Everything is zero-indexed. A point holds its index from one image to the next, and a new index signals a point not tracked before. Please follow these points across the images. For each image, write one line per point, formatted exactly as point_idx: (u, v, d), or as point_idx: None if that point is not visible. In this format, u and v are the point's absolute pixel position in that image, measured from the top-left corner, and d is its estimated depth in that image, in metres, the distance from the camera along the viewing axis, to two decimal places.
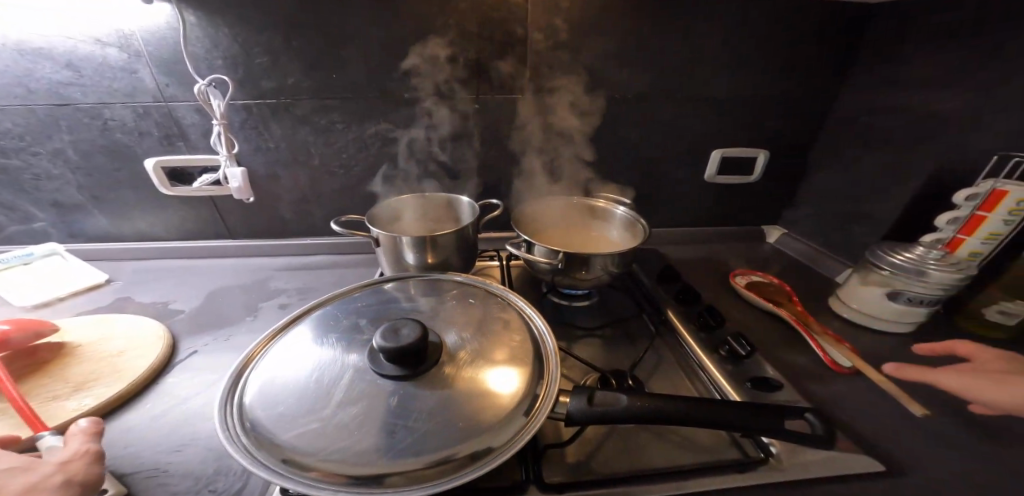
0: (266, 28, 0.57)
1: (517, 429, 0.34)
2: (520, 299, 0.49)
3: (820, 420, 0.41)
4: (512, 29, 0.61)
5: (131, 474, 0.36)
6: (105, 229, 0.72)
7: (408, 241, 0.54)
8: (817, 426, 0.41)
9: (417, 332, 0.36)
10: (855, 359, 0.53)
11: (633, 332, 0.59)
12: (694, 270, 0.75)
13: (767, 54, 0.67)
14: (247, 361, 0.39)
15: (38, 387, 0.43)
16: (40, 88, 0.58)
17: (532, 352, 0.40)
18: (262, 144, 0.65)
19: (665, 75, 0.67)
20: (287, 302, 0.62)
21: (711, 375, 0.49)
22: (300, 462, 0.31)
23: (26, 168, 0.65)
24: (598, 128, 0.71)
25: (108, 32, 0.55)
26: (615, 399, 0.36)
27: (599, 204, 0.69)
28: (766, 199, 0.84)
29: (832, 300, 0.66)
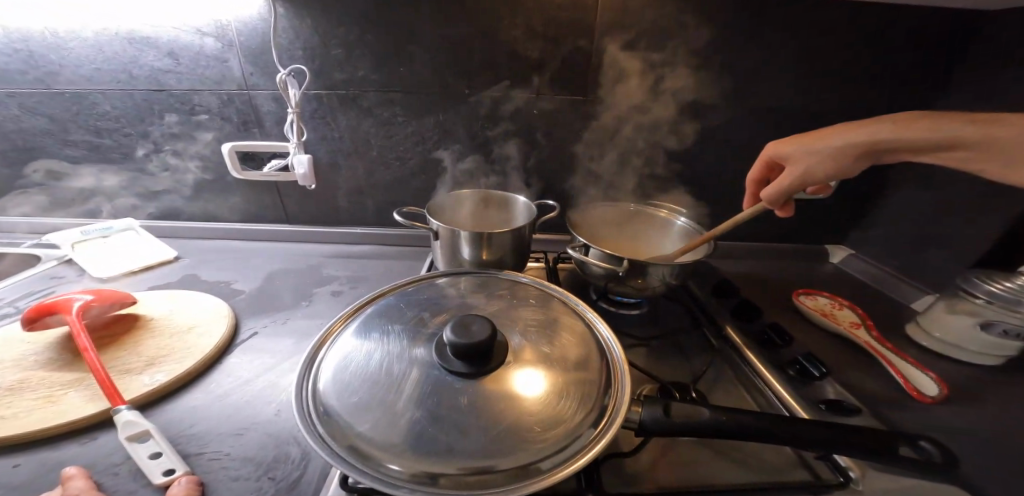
0: (347, 22, 0.58)
1: (587, 440, 0.33)
2: (579, 303, 0.48)
3: (938, 449, 0.37)
4: (585, 29, 0.60)
5: (195, 456, 0.37)
6: (178, 209, 0.76)
7: (466, 235, 0.54)
8: (933, 455, 0.37)
9: (487, 329, 0.35)
10: (942, 388, 0.50)
11: (688, 344, 0.57)
12: (752, 286, 0.71)
13: (854, 62, 0.63)
14: (323, 339, 0.41)
15: (115, 359, 0.45)
16: (141, 74, 0.63)
17: (597, 360, 0.39)
18: (328, 134, 0.67)
19: (738, 81, 0.64)
20: (339, 290, 0.63)
21: (777, 393, 0.46)
22: (370, 455, 0.30)
23: (117, 147, 0.70)
24: (662, 133, 0.68)
25: (207, 23, 0.58)
26: (693, 411, 0.35)
27: (660, 213, 0.69)
28: (833, 217, 0.79)
29: (910, 326, 0.62)
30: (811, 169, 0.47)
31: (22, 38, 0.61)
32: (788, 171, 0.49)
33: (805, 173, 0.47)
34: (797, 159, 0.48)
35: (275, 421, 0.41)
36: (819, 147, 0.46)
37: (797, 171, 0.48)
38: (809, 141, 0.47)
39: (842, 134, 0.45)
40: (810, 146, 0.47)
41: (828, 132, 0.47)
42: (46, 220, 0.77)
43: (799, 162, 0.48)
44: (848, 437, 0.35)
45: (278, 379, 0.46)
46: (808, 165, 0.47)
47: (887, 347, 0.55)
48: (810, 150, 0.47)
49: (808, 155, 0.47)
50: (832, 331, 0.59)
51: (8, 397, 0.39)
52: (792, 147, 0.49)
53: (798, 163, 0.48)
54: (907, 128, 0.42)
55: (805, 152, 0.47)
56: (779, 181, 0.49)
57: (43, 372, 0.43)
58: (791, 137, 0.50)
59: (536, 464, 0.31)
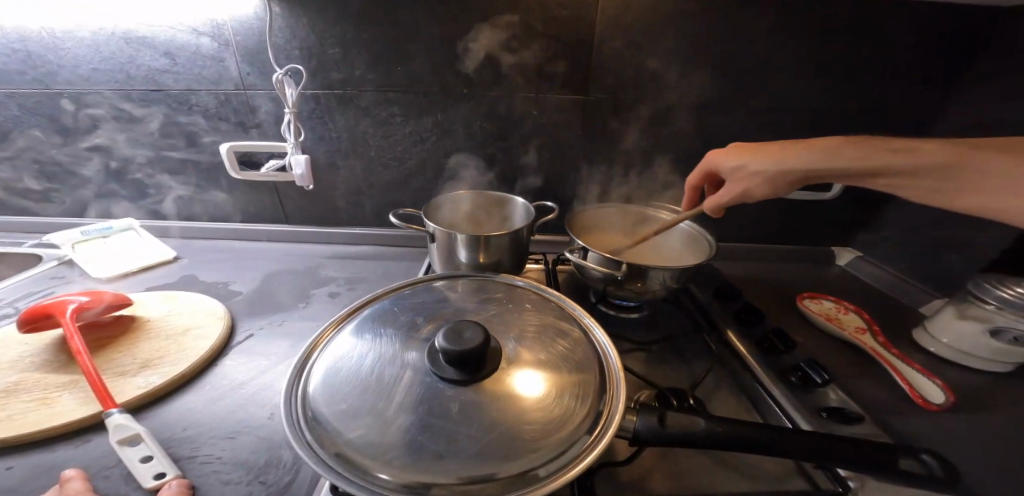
0: (343, 21, 0.58)
1: (583, 446, 0.32)
2: (577, 307, 0.47)
3: (941, 463, 0.35)
4: (584, 27, 0.59)
5: (187, 459, 0.37)
6: (178, 208, 0.76)
7: (462, 238, 0.54)
8: (935, 469, 0.35)
9: (479, 336, 0.35)
10: (949, 396, 0.48)
11: (687, 349, 0.56)
12: (755, 289, 0.70)
13: (863, 60, 0.61)
14: (315, 344, 0.40)
15: (110, 361, 0.45)
16: (138, 74, 0.63)
17: (593, 366, 0.39)
18: (326, 134, 0.67)
19: (742, 81, 0.63)
20: (336, 291, 0.62)
21: (777, 400, 0.46)
22: (359, 463, 0.30)
23: (117, 147, 0.70)
24: (663, 134, 0.67)
25: (204, 22, 0.58)
26: (688, 421, 0.35)
27: (662, 215, 0.68)
28: (840, 219, 0.77)
29: (916, 331, 0.61)
30: (746, 188, 0.48)
31: (20, 38, 0.61)
32: (726, 188, 0.50)
33: (742, 193, 0.48)
34: (733, 178, 0.49)
35: (268, 425, 0.40)
36: (751, 170, 0.47)
37: (734, 189, 0.49)
38: (745, 160, 0.48)
39: (772, 158, 0.45)
40: (745, 166, 0.48)
41: (762, 150, 0.47)
42: (49, 220, 0.78)
43: (734, 182, 0.49)
44: (847, 450, 0.34)
45: (273, 381, 0.46)
46: (745, 185, 0.48)
47: (893, 353, 0.54)
48: (743, 170, 0.48)
49: (743, 177, 0.48)
50: (836, 337, 0.58)
51: (4, 398, 0.40)
52: (732, 163, 0.49)
53: (736, 181, 0.49)
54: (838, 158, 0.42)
55: (741, 173, 0.48)
56: (719, 195, 0.50)
57: (39, 374, 0.43)
58: (733, 146, 0.50)
59: (531, 472, 0.31)
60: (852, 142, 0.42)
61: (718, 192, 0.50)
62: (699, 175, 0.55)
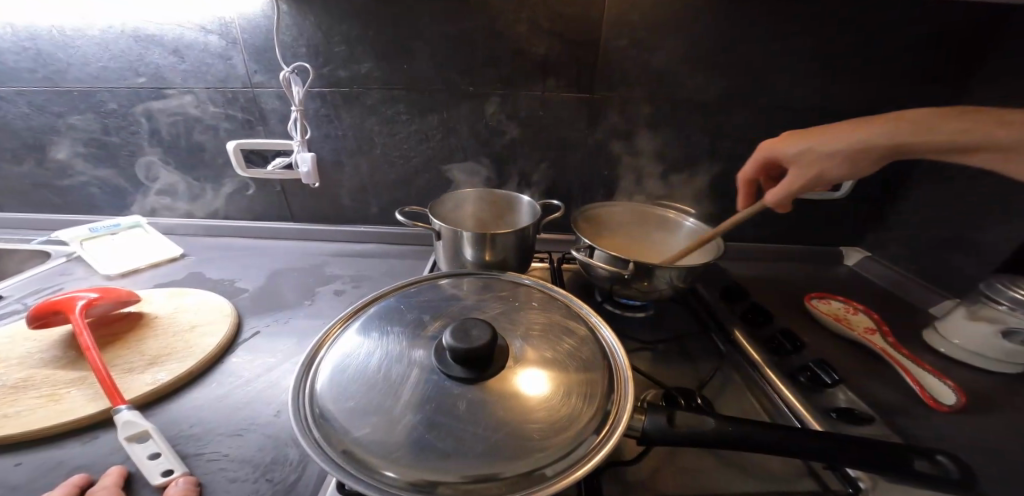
0: (349, 19, 0.58)
1: (590, 446, 0.32)
2: (583, 306, 0.47)
3: (955, 464, 0.35)
4: (591, 25, 0.58)
5: (194, 456, 0.37)
6: (184, 205, 0.77)
7: (468, 236, 0.54)
8: (951, 470, 0.34)
9: (487, 335, 0.34)
10: (961, 397, 0.48)
11: (694, 349, 0.55)
12: (762, 289, 0.70)
13: (874, 57, 0.60)
14: (322, 341, 0.40)
15: (117, 357, 0.45)
16: (146, 72, 0.63)
17: (601, 365, 0.38)
18: (332, 132, 0.67)
19: (750, 79, 0.62)
20: (341, 289, 0.63)
21: (786, 401, 0.45)
22: (366, 462, 0.30)
23: (124, 145, 0.70)
24: (669, 132, 0.67)
25: (211, 20, 0.58)
26: (698, 421, 0.35)
27: (668, 214, 0.68)
28: (848, 219, 0.76)
29: (926, 332, 0.60)
30: (821, 171, 0.45)
31: (29, 36, 0.61)
32: (794, 174, 0.47)
33: (816, 176, 0.46)
34: (801, 162, 0.46)
35: (274, 423, 0.40)
36: (827, 150, 0.44)
37: (809, 171, 0.46)
38: (816, 142, 0.45)
39: (851, 133, 0.43)
40: (817, 147, 0.45)
41: (834, 129, 0.45)
42: (58, 217, 0.79)
43: (803, 166, 0.46)
44: (856, 450, 0.34)
45: (279, 379, 0.46)
46: (817, 168, 0.45)
47: (903, 354, 0.53)
48: (815, 152, 0.45)
49: (816, 159, 0.45)
50: (845, 337, 0.57)
51: (13, 395, 0.40)
52: (800, 147, 0.46)
53: (806, 165, 0.46)
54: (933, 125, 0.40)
55: (811, 155, 0.46)
56: (783, 182, 0.47)
57: (47, 370, 0.43)
58: (792, 133, 0.48)
59: (540, 471, 0.30)
60: (953, 117, 0.39)
61: (785, 179, 0.47)
62: (755, 164, 0.52)
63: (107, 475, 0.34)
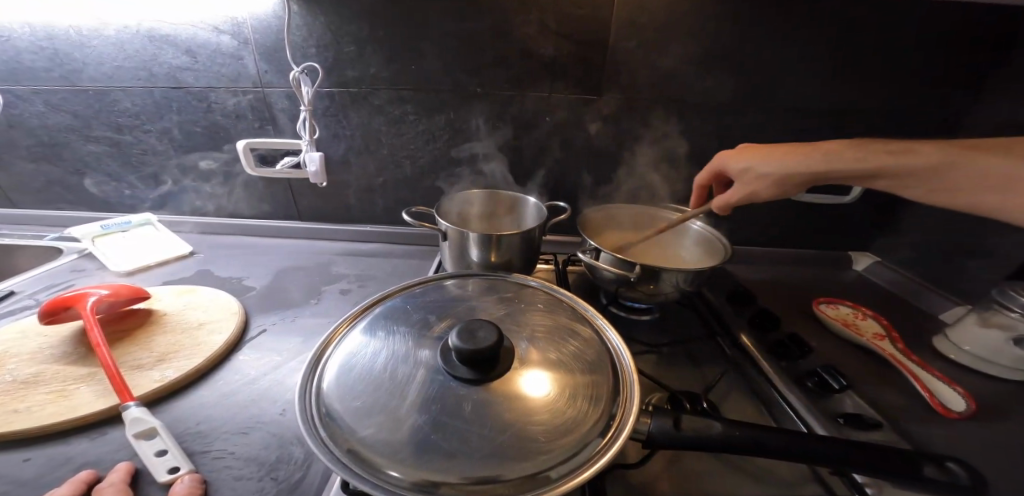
0: (359, 19, 0.58)
1: (595, 449, 0.32)
2: (589, 309, 0.47)
3: (967, 471, 0.34)
4: (600, 26, 0.58)
5: (200, 454, 0.37)
6: (194, 204, 0.77)
7: (474, 237, 0.54)
8: (961, 476, 0.33)
9: (493, 336, 0.34)
10: (972, 404, 0.47)
11: (700, 353, 0.55)
12: (769, 293, 0.69)
13: (887, 59, 0.59)
14: (329, 340, 0.40)
15: (126, 354, 0.46)
16: (160, 72, 0.64)
17: (606, 368, 0.38)
18: (340, 132, 0.67)
19: (759, 81, 0.62)
20: (347, 288, 0.63)
21: (792, 406, 0.45)
22: (372, 462, 0.30)
23: (136, 143, 0.71)
24: (676, 135, 0.67)
25: (223, 20, 0.59)
26: (704, 425, 0.34)
27: (675, 217, 0.68)
28: (858, 223, 0.75)
29: (937, 337, 0.59)
30: (753, 190, 0.49)
31: (47, 35, 0.62)
32: (735, 188, 0.51)
33: (749, 195, 0.50)
34: (741, 179, 0.50)
35: (279, 422, 0.41)
36: (759, 172, 0.48)
37: (746, 189, 0.50)
38: (752, 163, 0.49)
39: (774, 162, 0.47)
40: (752, 168, 0.49)
41: (766, 151, 0.49)
42: (71, 213, 0.80)
43: (742, 184, 0.50)
44: (865, 456, 0.33)
45: (285, 378, 0.46)
46: (752, 186, 0.49)
47: (913, 360, 0.53)
48: (752, 172, 0.49)
49: (750, 179, 0.49)
50: (855, 343, 0.56)
51: (23, 390, 0.40)
52: (740, 165, 0.50)
53: (745, 182, 0.50)
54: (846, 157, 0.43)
55: (748, 174, 0.49)
56: (728, 195, 0.51)
57: (57, 366, 0.44)
58: (744, 148, 0.51)
59: (545, 473, 0.30)
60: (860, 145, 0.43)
61: (728, 193, 0.51)
62: (707, 175, 0.56)
63: (114, 471, 0.34)
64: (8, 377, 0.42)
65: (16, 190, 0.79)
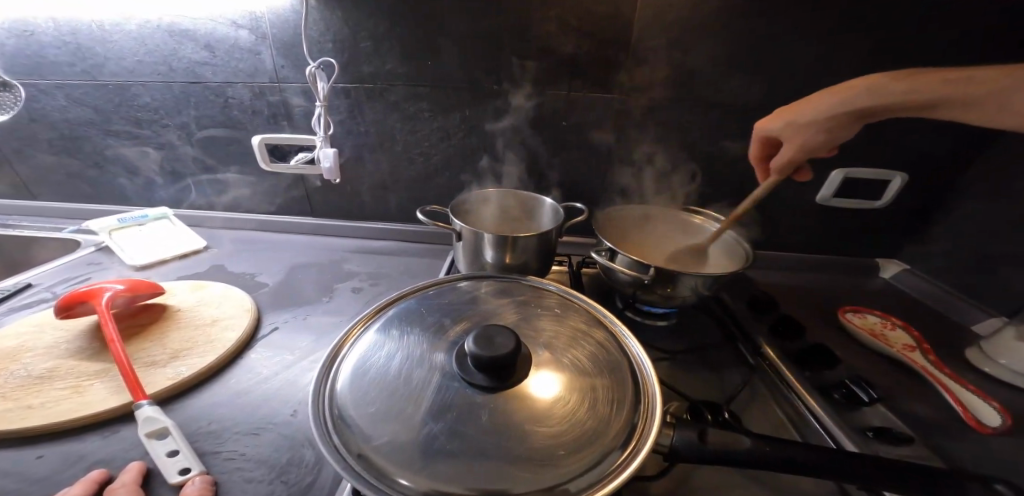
0: (376, 15, 0.57)
1: (616, 462, 0.31)
2: (607, 313, 0.45)
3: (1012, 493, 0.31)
4: (622, 23, 0.56)
5: (211, 454, 0.37)
6: (209, 199, 0.78)
7: (489, 238, 0.53)
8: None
9: (511, 342, 0.33)
10: (1008, 418, 0.45)
11: (719, 361, 0.53)
12: (792, 300, 0.67)
13: (929, 59, 0.56)
14: (344, 340, 0.40)
15: (142, 349, 0.46)
16: (179, 66, 0.64)
17: (627, 376, 0.37)
18: (355, 129, 0.67)
19: (787, 80, 0.59)
20: (359, 286, 0.62)
21: (818, 418, 0.43)
22: (385, 470, 0.29)
23: (155, 138, 0.72)
24: (696, 136, 0.65)
25: (241, 15, 0.58)
26: (730, 439, 0.33)
27: (695, 220, 0.66)
28: (885, 229, 0.73)
29: (971, 349, 0.57)
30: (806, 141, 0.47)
31: (70, 30, 0.63)
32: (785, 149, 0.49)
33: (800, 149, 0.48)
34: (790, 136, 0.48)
35: (290, 423, 0.40)
36: (801, 122, 0.46)
37: (793, 146, 0.48)
38: (793, 117, 0.47)
39: (818, 107, 0.45)
40: (794, 120, 0.47)
41: (807, 100, 0.46)
42: (91, 206, 0.81)
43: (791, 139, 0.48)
44: (899, 476, 0.31)
45: (297, 377, 0.45)
46: (800, 140, 0.47)
47: (944, 370, 0.50)
48: (792, 126, 0.47)
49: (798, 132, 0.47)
50: (883, 353, 0.54)
51: (39, 385, 0.41)
52: (778, 123, 0.48)
53: (789, 140, 0.48)
54: (893, 89, 0.41)
55: (792, 127, 0.47)
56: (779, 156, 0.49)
57: (73, 361, 0.44)
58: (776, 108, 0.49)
59: (564, 486, 0.29)
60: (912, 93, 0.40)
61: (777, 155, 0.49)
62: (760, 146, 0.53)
63: (125, 471, 0.34)
64: (24, 371, 0.42)
65: (38, 183, 0.80)
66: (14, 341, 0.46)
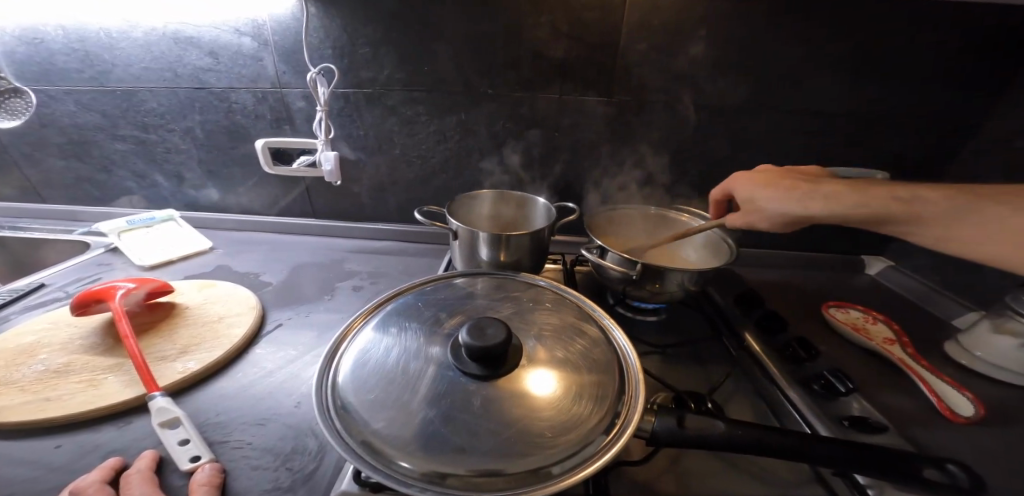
0: (374, 21, 0.60)
1: (600, 446, 0.33)
2: (595, 308, 0.48)
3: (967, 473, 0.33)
4: (612, 28, 0.59)
5: (220, 443, 0.39)
6: (213, 200, 0.80)
7: (484, 236, 0.55)
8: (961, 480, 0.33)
9: (502, 334, 0.36)
10: (980, 410, 0.46)
11: (705, 354, 0.55)
12: (779, 296, 0.69)
13: (904, 62, 0.59)
14: (345, 333, 0.42)
15: (151, 345, 0.48)
16: (185, 73, 0.66)
17: (612, 367, 0.39)
18: (354, 131, 0.69)
19: (770, 82, 0.61)
20: (359, 285, 0.65)
21: (797, 407, 0.45)
22: (383, 453, 0.31)
23: (160, 142, 0.74)
24: (684, 138, 0.67)
25: (245, 23, 0.61)
26: (707, 425, 0.35)
27: (682, 217, 0.67)
28: (871, 228, 0.75)
29: (948, 343, 0.58)
30: (750, 221, 0.50)
31: (79, 38, 0.65)
32: (737, 214, 0.52)
33: (747, 224, 0.51)
34: (745, 209, 0.51)
35: (295, 413, 0.42)
36: (763, 207, 0.48)
37: (742, 217, 0.51)
38: (758, 194, 0.49)
39: (781, 202, 0.47)
40: (756, 199, 0.49)
41: (774, 186, 0.48)
42: (97, 209, 0.83)
43: (744, 212, 0.51)
44: (865, 458, 0.33)
45: (300, 371, 0.48)
46: (747, 218, 0.51)
47: (922, 364, 0.52)
48: (753, 204, 0.50)
49: (753, 209, 0.50)
50: (864, 347, 0.56)
51: (55, 379, 0.43)
52: (746, 194, 0.51)
53: (746, 210, 0.51)
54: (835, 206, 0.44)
55: (751, 204, 0.50)
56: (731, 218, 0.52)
57: (86, 356, 0.46)
58: (756, 174, 0.51)
59: (548, 468, 0.31)
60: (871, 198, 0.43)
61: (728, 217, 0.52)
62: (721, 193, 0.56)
63: (139, 458, 0.36)
64: (40, 366, 0.44)
65: (46, 186, 0.82)
66: (30, 337, 0.48)
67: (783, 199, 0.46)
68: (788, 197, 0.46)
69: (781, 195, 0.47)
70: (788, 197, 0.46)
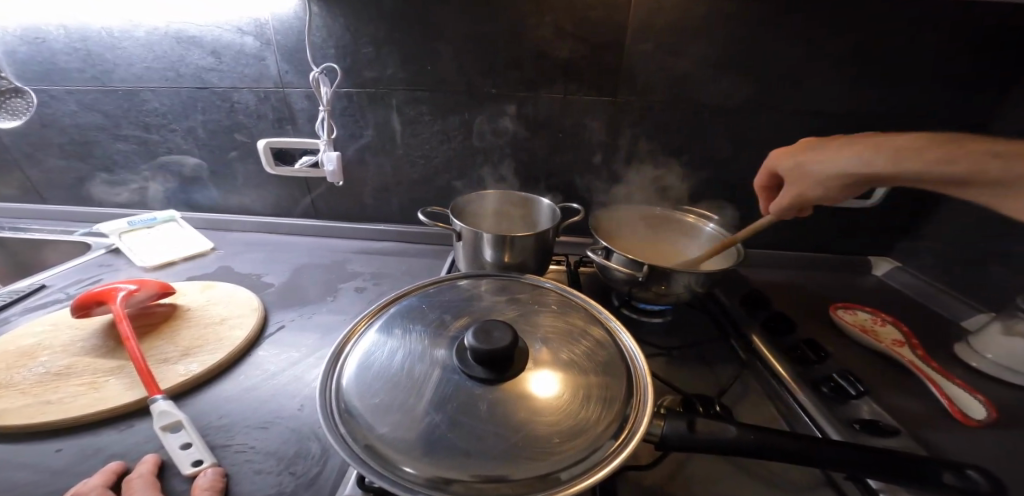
0: (376, 20, 0.59)
1: (609, 450, 0.32)
2: (602, 310, 0.47)
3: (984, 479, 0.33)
4: (617, 26, 0.58)
5: (222, 447, 0.38)
6: (216, 201, 0.80)
7: (488, 237, 0.54)
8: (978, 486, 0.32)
9: (509, 336, 0.35)
10: (992, 413, 0.46)
11: (712, 356, 0.55)
12: (786, 298, 0.68)
13: (912, 61, 0.58)
14: (349, 336, 0.41)
15: (153, 347, 0.47)
16: (186, 72, 0.66)
17: (620, 370, 0.39)
18: (356, 131, 0.68)
19: (776, 82, 0.61)
20: (362, 286, 0.64)
21: (806, 410, 0.44)
22: (389, 458, 0.31)
23: (162, 142, 0.73)
24: (689, 137, 0.66)
25: (246, 22, 0.60)
26: (717, 429, 0.34)
27: (687, 218, 0.67)
28: (877, 228, 0.74)
29: (959, 345, 0.58)
30: (800, 191, 0.45)
31: (80, 38, 0.65)
32: (785, 189, 0.46)
33: (797, 196, 0.45)
34: (792, 178, 0.46)
35: (298, 416, 0.42)
36: (811, 170, 0.43)
37: (791, 190, 0.46)
38: (805, 159, 0.44)
39: (831, 160, 0.42)
40: (805, 164, 0.44)
41: (824, 148, 0.43)
42: (99, 209, 0.83)
43: (794, 183, 0.45)
44: (880, 463, 0.33)
45: (303, 373, 0.47)
46: (799, 187, 0.45)
47: (933, 366, 0.52)
48: (801, 169, 0.44)
49: (801, 177, 0.45)
50: (873, 349, 0.55)
51: (57, 381, 0.42)
52: (789, 162, 0.46)
53: (794, 180, 0.45)
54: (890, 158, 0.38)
55: (798, 172, 0.45)
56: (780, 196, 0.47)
57: (88, 358, 0.46)
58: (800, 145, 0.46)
59: (557, 474, 0.30)
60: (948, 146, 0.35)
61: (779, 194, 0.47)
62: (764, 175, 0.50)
63: (142, 462, 0.36)
64: (41, 369, 0.44)
65: (48, 186, 0.81)
66: (31, 339, 0.48)
67: (839, 154, 0.41)
68: (846, 150, 0.41)
69: (838, 149, 0.41)
70: (845, 150, 0.41)
